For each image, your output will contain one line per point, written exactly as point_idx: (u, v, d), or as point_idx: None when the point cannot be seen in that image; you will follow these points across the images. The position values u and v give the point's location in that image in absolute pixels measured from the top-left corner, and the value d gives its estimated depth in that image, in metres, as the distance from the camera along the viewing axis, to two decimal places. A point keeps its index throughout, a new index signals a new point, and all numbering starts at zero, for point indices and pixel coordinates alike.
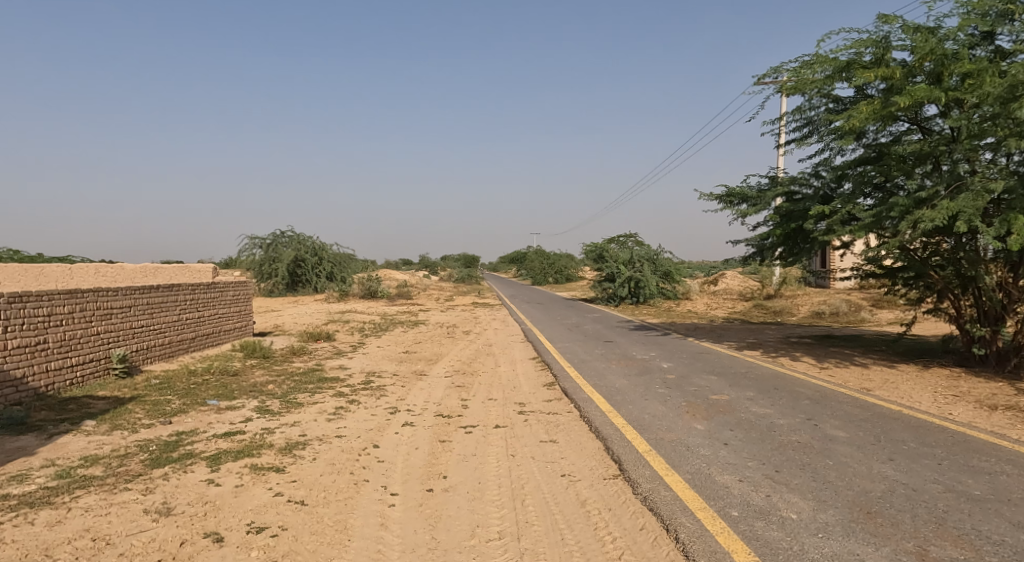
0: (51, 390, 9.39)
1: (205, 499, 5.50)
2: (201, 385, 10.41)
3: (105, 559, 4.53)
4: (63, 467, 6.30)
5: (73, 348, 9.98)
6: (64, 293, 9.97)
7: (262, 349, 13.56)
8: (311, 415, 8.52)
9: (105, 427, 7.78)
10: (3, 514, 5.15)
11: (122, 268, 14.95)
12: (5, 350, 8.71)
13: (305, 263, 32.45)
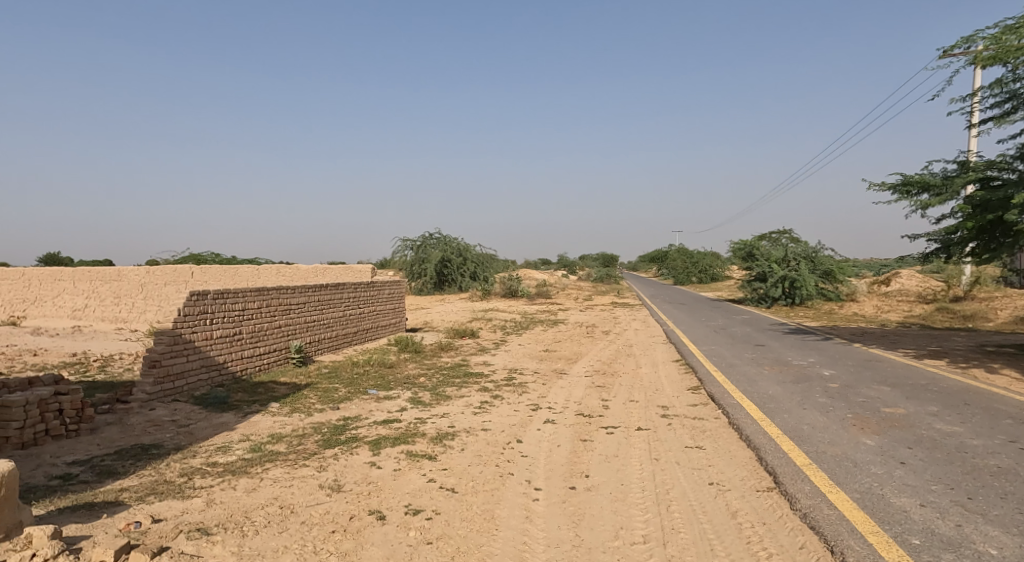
0: (244, 374, 10.68)
1: (368, 480, 5.97)
2: (363, 375, 11.31)
3: (291, 524, 4.97)
4: (255, 442, 7.16)
5: (261, 339, 11.25)
6: (255, 290, 11.24)
7: (414, 344, 14.44)
8: (459, 408, 8.95)
9: (286, 409, 8.71)
10: (212, 478, 5.93)
11: (296, 268, 16.60)
12: (212, 339, 10.02)
13: (450, 263, 33.95)
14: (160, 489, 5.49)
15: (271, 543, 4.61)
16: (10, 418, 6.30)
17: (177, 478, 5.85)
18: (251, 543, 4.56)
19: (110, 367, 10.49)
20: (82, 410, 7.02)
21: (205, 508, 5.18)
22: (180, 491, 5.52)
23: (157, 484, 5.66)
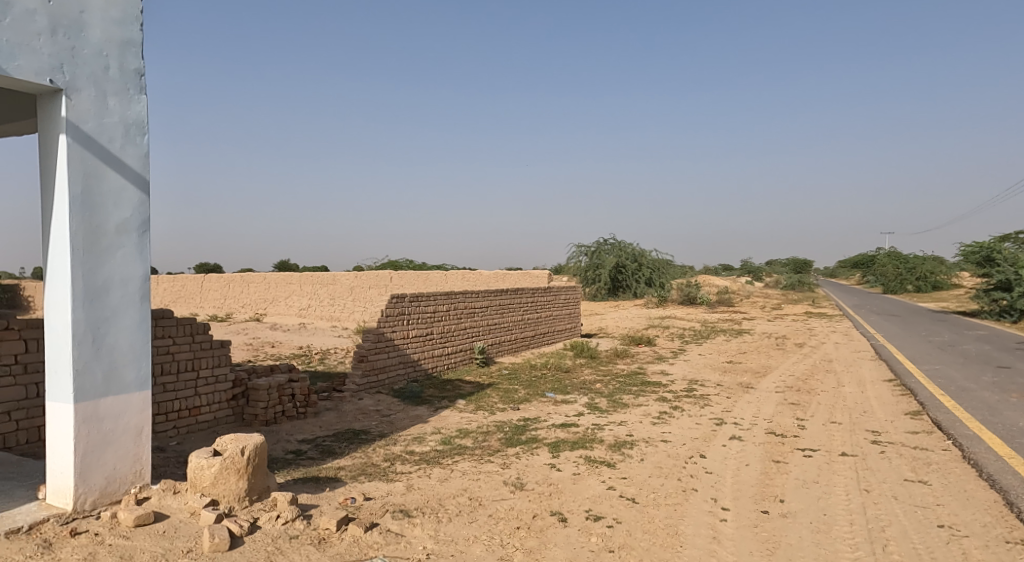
0: (434, 371, 11.56)
1: (549, 482, 6.16)
2: (541, 378, 11.67)
3: (479, 515, 5.22)
4: (446, 435, 7.72)
5: (449, 339, 12.08)
6: (445, 294, 12.07)
7: (590, 350, 14.57)
8: (637, 416, 8.88)
9: (471, 407, 9.28)
10: (412, 465, 6.49)
11: (479, 274, 17.56)
12: (409, 338, 10.96)
13: (625, 269, 33.64)
14: (369, 471, 6.14)
15: (462, 532, 4.80)
16: (256, 399, 7.46)
17: (382, 462, 6.50)
18: (445, 529, 4.78)
19: (327, 359, 11.95)
20: (307, 396, 8.09)
21: (404, 492, 5.62)
22: (384, 474, 6.11)
23: (367, 466, 6.35)
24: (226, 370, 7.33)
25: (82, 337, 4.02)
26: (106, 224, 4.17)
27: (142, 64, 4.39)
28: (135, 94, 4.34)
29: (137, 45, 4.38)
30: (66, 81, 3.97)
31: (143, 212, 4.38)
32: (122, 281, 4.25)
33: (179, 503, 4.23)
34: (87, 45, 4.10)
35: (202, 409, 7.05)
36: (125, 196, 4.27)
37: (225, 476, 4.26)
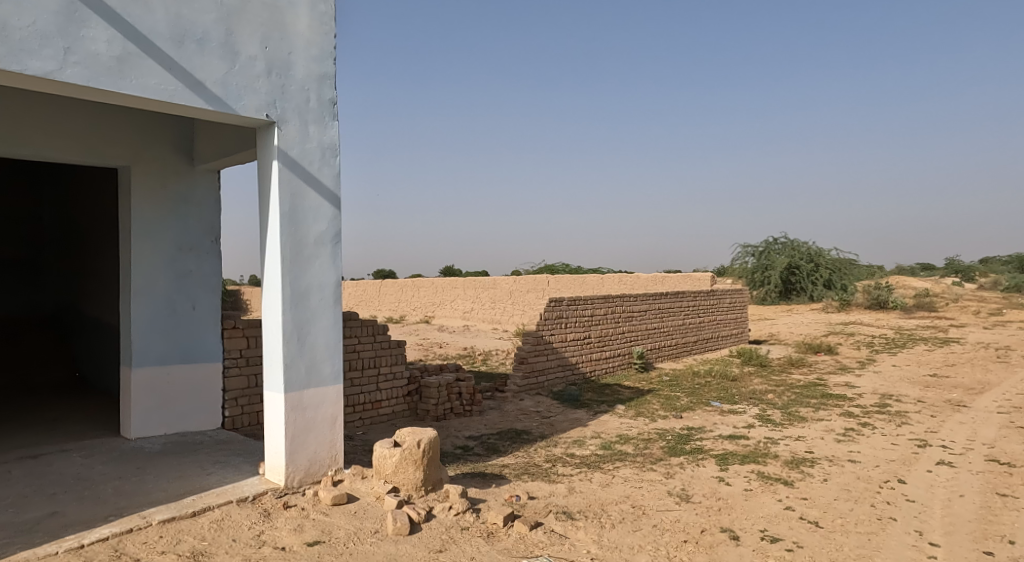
0: (593, 375, 11.62)
1: (718, 496, 5.93)
2: (705, 386, 11.25)
3: (644, 525, 5.17)
4: (606, 440, 7.73)
5: (607, 343, 12.07)
6: (603, 297, 12.05)
7: (759, 358, 13.78)
8: (817, 432, 8.25)
9: (631, 412, 9.20)
10: (574, 468, 6.59)
11: (638, 277, 17.33)
12: (567, 341, 11.11)
13: (800, 270, 31.30)
14: (532, 471, 6.34)
15: (627, 540, 4.80)
16: (428, 395, 8.01)
17: (543, 463, 6.68)
18: (609, 535, 4.81)
19: (490, 361, 12.50)
20: (472, 395, 8.53)
21: (567, 494, 5.73)
22: (547, 475, 6.27)
23: (530, 466, 6.55)
24: (403, 368, 7.95)
25: (290, 336, 4.61)
26: (307, 236, 4.74)
27: (335, 94, 4.93)
28: (330, 120, 4.89)
29: (332, 77, 4.93)
30: (278, 114, 4.58)
31: (336, 225, 4.91)
32: (320, 287, 4.80)
33: (367, 487, 4.69)
34: (293, 82, 4.70)
35: (382, 403, 7.72)
36: (322, 212, 4.82)
37: (405, 466, 4.64)
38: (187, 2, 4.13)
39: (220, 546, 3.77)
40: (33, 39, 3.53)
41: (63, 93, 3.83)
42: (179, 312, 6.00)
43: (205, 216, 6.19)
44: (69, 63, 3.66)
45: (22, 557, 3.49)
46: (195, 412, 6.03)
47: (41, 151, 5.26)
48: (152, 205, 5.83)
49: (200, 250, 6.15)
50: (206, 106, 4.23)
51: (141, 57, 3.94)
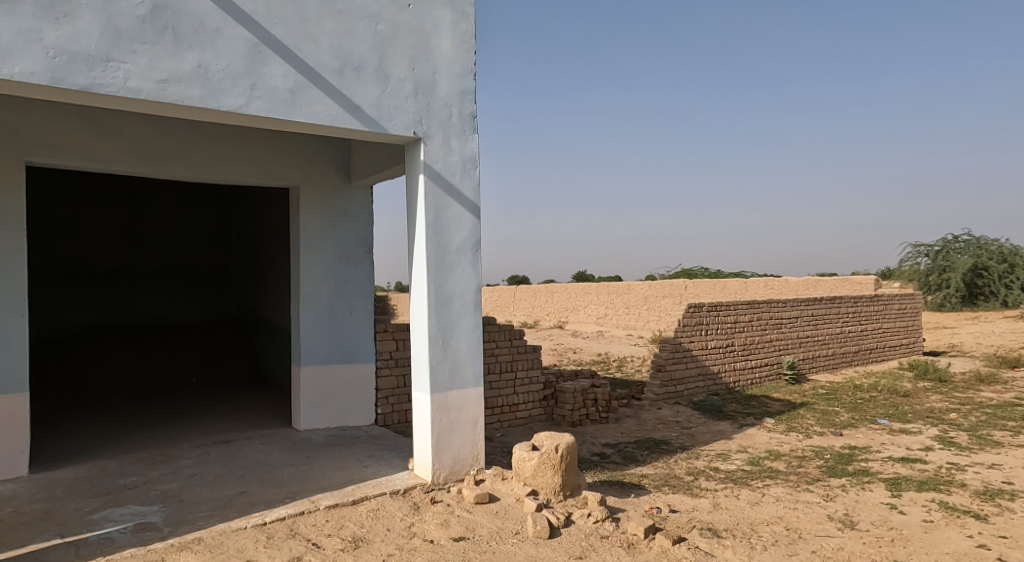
0: (737, 386, 11.11)
1: (890, 525, 5.36)
2: (869, 401, 10.31)
3: (801, 551, 4.81)
4: (755, 455, 7.34)
5: (752, 352, 11.50)
6: (747, 303, 11.48)
7: (937, 372, 12.37)
8: (1017, 461, 7.23)
9: (782, 427, 8.68)
10: (719, 483, 6.32)
11: (788, 281, 16.29)
12: (709, 349, 10.73)
13: (987, 272, 27.69)
14: (672, 482, 6.19)
15: None
16: (564, 400, 8.10)
17: (685, 475, 6.49)
18: (761, 558, 4.57)
19: (625, 367, 12.35)
20: (609, 402, 8.48)
21: (711, 509, 5.52)
22: (690, 489, 6.08)
23: (671, 477, 6.39)
24: (539, 372, 8.09)
25: (435, 340, 4.87)
26: (451, 245, 4.99)
27: (476, 108, 5.16)
28: (471, 134, 5.12)
29: (473, 93, 5.15)
30: (424, 131, 4.88)
31: (476, 234, 5.13)
32: (461, 293, 5.03)
33: (507, 489, 4.84)
34: (437, 99, 4.97)
35: (519, 406, 7.92)
36: (463, 221, 5.06)
37: (544, 470, 4.73)
38: (346, 34, 4.53)
39: (377, 533, 4.08)
40: (226, 79, 4.05)
41: (249, 124, 4.35)
42: (339, 316, 6.55)
43: (361, 228, 6.72)
44: (254, 97, 4.15)
45: (218, 528, 4.01)
46: (352, 408, 6.55)
47: (228, 175, 6.01)
48: (316, 219, 6.43)
49: (356, 259, 6.67)
50: (363, 128, 4.61)
51: (309, 88, 4.37)
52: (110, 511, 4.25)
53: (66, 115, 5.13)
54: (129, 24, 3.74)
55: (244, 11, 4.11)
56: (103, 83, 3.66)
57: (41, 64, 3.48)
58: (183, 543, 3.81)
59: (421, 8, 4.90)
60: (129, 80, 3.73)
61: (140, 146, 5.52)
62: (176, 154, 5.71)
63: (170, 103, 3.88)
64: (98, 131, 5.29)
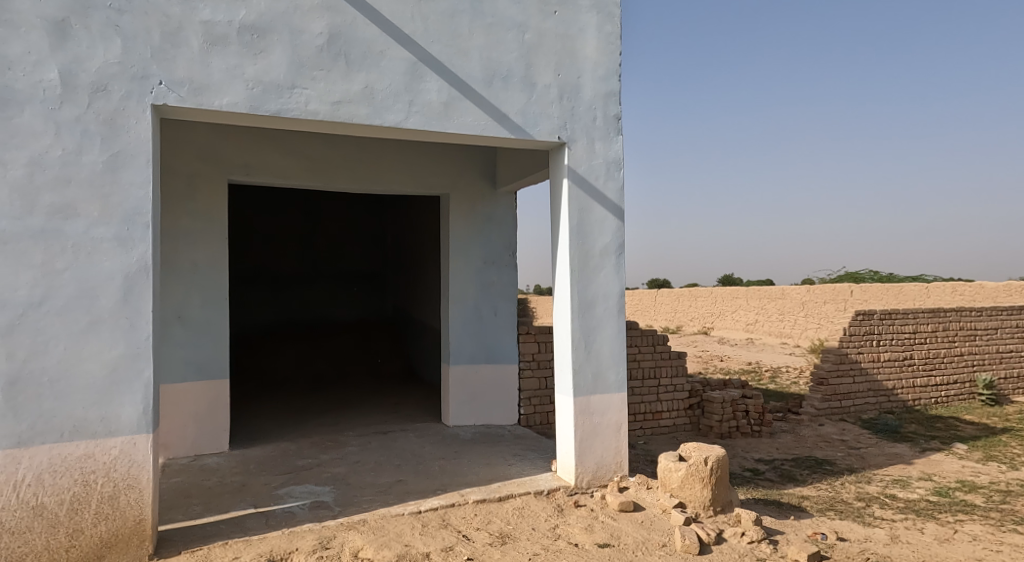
0: (918, 404, 10.04)
1: None
2: None
3: None
4: (942, 485, 6.52)
5: (936, 367, 10.33)
6: (930, 311, 10.34)
7: None
8: None
9: (978, 455, 7.68)
10: (896, 513, 5.65)
11: (981, 287, 14.40)
12: (881, 362, 9.81)
13: None
14: (839, 507, 5.69)
15: None
16: (711, 411, 7.81)
17: (855, 501, 5.90)
18: None
19: (780, 378, 11.61)
20: (762, 414, 8.01)
21: (888, 542, 4.98)
22: (862, 516, 5.52)
23: (837, 501, 5.88)
24: (684, 380, 7.86)
25: (578, 343, 4.91)
26: (594, 248, 5.01)
27: (621, 110, 5.13)
28: (616, 135, 5.10)
29: (618, 94, 5.13)
30: (568, 136, 4.94)
31: (619, 237, 5.09)
32: (605, 297, 5.03)
33: (652, 498, 4.77)
34: (582, 103, 5.01)
35: (663, 414, 7.74)
36: (606, 224, 5.05)
37: (691, 482, 4.60)
38: (495, 46, 4.70)
39: (523, 532, 4.19)
40: (388, 97, 4.38)
41: (408, 138, 4.66)
42: (484, 318, 6.80)
43: (505, 233, 6.93)
44: (413, 112, 4.44)
45: (380, 513, 4.32)
46: (496, 407, 6.78)
47: (388, 186, 6.46)
48: (464, 225, 6.73)
49: (501, 263, 6.90)
50: (510, 136, 4.76)
51: (461, 100, 4.60)
52: (291, 488, 4.74)
53: (257, 138, 5.81)
54: (310, 53, 4.16)
55: (405, 33, 4.42)
56: (289, 108, 4.10)
57: (242, 94, 3.99)
58: (350, 523, 4.16)
59: (567, 14, 4.97)
60: (309, 104, 4.15)
61: (316, 162, 6.10)
62: (343, 168, 6.24)
63: (342, 122, 4.26)
64: (282, 150, 5.93)
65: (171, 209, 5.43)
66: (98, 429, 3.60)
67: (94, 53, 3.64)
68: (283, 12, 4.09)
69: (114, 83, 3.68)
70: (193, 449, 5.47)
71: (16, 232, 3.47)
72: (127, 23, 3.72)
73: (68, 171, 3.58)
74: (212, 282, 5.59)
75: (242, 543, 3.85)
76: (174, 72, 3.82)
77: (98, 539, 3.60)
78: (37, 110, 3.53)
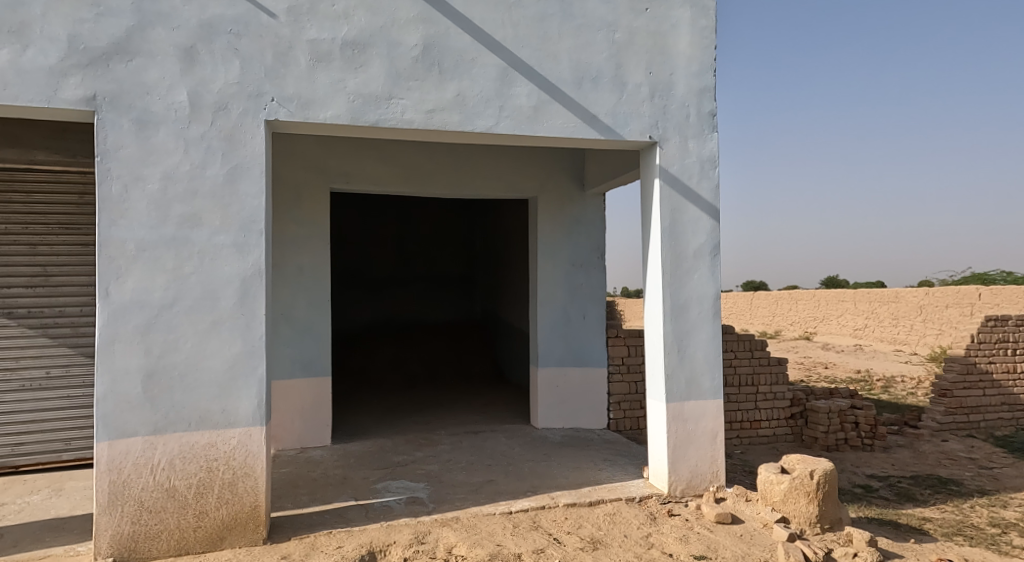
0: None
1: None
2: None
3: None
4: None
5: None
6: None
7: None
8: None
9: None
10: None
11: None
12: (1017, 373, 8.91)
13: None
14: (969, 532, 5.19)
15: None
16: (816, 421, 7.41)
17: (987, 527, 5.38)
18: None
19: (894, 388, 10.82)
20: (875, 427, 7.48)
21: None
22: (996, 545, 5.01)
23: (964, 526, 5.37)
24: (785, 388, 7.50)
25: (671, 347, 4.80)
26: (687, 249, 4.88)
27: (715, 106, 4.97)
28: (710, 132, 4.96)
29: (712, 90, 4.98)
30: (660, 135, 4.85)
31: (715, 238, 4.93)
32: (699, 299, 4.89)
33: (752, 512, 4.58)
34: (675, 100, 4.90)
35: (762, 423, 7.43)
36: (701, 225, 4.91)
37: (796, 496, 4.39)
38: (585, 47, 4.69)
39: (615, 538, 4.14)
40: (480, 103, 4.47)
41: (499, 142, 4.74)
42: (573, 321, 6.78)
43: (593, 235, 6.88)
44: (503, 117, 4.51)
45: (472, 511, 4.40)
46: (585, 411, 6.75)
47: (478, 189, 6.58)
48: (552, 227, 6.75)
49: (589, 266, 6.85)
50: (600, 137, 4.73)
51: (551, 103, 4.62)
52: (388, 483, 4.92)
53: (356, 147, 6.09)
54: (406, 64, 4.32)
55: (496, 39, 4.49)
56: (386, 118, 4.28)
57: (344, 107, 4.19)
58: (444, 519, 4.26)
59: (659, 10, 4.89)
60: (406, 113, 4.31)
61: (410, 169, 6.32)
62: (436, 173, 6.43)
63: (436, 129, 4.39)
64: (379, 158, 6.18)
65: (280, 217, 5.79)
66: (220, 420, 3.89)
67: (216, 75, 3.95)
68: (381, 27, 4.27)
69: (234, 102, 3.98)
70: (299, 442, 5.79)
71: (152, 240, 3.82)
72: (244, 46, 4.00)
73: (195, 184, 3.89)
74: (316, 285, 5.91)
75: (344, 533, 4.03)
76: (285, 89, 4.08)
77: (220, 522, 3.89)
78: (170, 129, 3.87)
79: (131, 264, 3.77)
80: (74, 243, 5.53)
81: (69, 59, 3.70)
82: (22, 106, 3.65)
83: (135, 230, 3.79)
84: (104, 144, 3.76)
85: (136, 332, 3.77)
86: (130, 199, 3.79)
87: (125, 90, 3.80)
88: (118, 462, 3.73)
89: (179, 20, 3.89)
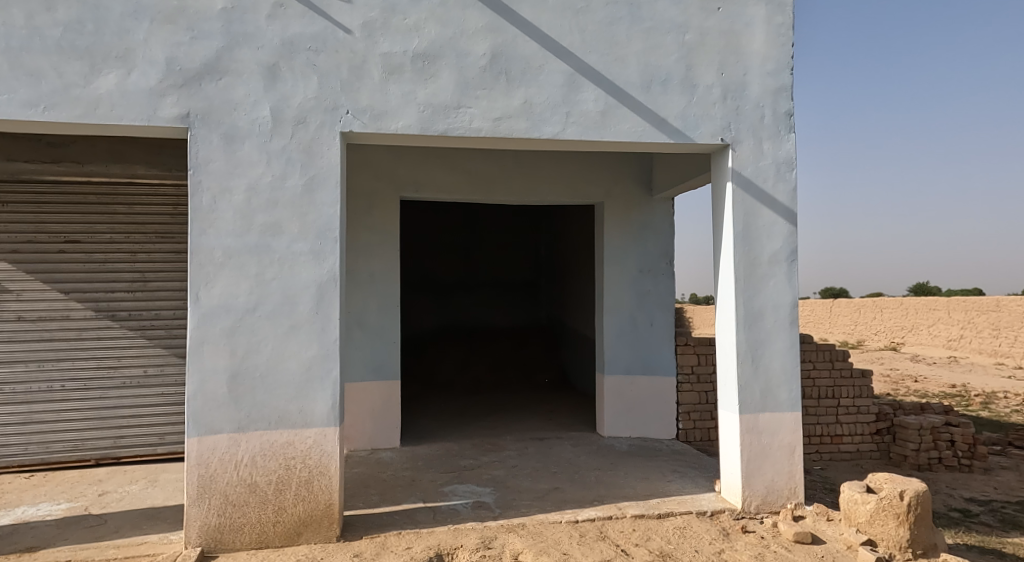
0: None
1: None
2: None
3: None
4: None
5: None
6: None
7: None
8: None
9: None
10: None
11: None
12: None
13: None
14: None
15: None
16: (905, 438, 6.95)
17: None
18: None
19: (994, 405, 9.99)
20: (974, 446, 6.91)
21: None
22: None
23: None
24: (870, 402, 7.08)
25: (744, 356, 4.63)
26: (761, 255, 4.70)
27: (792, 105, 4.78)
28: (787, 133, 4.77)
29: (789, 89, 4.79)
30: (733, 137, 4.71)
31: (792, 242, 4.73)
32: (774, 307, 4.69)
33: (834, 532, 4.34)
34: (748, 101, 4.75)
35: (844, 438, 7.04)
36: (776, 229, 4.72)
37: (884, 518, 4.12)
38: (654, 50, 4.62)
39: (684, 553, 4.02)
40: (547, 110, 4.48)
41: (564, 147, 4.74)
42: (640, 328, 6.66)
43: (662, 240, 6.75)
44: (569, 123, 4.50)
45: (538, 518, 4.39)
46: (654, 420, 6.60)
47: (545, 196, 6.59)
48: (620, 233, 6.66)
49: (657, 272, 6.72)
50: (669, 140, 4.65)
51: (619, 107, 4.58)
52: (455, 487, 4.98)
53: (425, 156, 6.23)
54: (474, 74, 4.39)
55: (563, 45, 4.50)
56: (454, 127, 4.36)
57: (415, 117, 4.31)
58: (510, 525, 4.27)
59: (732, 8, 4.75)
60: (473, 121, 4.38)
61: (477, 177, 6.41)
62: (503, 180, 6.49)
63: (503, 136, 4.43)
64: (447, 167, 6.30)
65: (353, 225, 5.99)
66: (297, 420, 4.06)
67: (297, 90, 4.15)
68: (450, 37, 4.36)
69: (312, 115, 4.17)
70: (370, 443, 5.95)
71: (237, 248, 4.04)
72: (322, 62, 4.18)
73: (276, 195, 4.09)
74: (386, 290, 6.07)
75: (413, 534, 4.11)
76: (359, 101, 4.23)
77: (297, 518, 4.04)
78: (255, 143, 4.09)
79: (218, 270, 4.01)
80: (169, 250, 5.92)
81: (166, 80, 3.99)
82: (125, 125, 3.95)
83: (222, 238, 4.02)
84: (195, 159, 4.01)
85: (222, 334, 3.99)
86: (218, 209, 4.03)
87: (215, 107, 4.05)
88: (205, 457, 3.95)
89: (263, 39, 4.11)
